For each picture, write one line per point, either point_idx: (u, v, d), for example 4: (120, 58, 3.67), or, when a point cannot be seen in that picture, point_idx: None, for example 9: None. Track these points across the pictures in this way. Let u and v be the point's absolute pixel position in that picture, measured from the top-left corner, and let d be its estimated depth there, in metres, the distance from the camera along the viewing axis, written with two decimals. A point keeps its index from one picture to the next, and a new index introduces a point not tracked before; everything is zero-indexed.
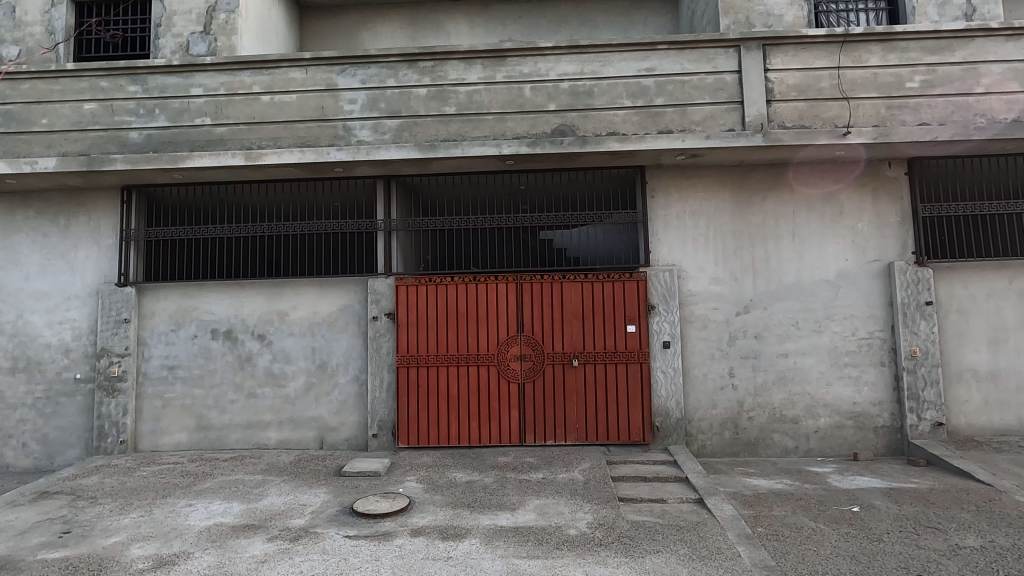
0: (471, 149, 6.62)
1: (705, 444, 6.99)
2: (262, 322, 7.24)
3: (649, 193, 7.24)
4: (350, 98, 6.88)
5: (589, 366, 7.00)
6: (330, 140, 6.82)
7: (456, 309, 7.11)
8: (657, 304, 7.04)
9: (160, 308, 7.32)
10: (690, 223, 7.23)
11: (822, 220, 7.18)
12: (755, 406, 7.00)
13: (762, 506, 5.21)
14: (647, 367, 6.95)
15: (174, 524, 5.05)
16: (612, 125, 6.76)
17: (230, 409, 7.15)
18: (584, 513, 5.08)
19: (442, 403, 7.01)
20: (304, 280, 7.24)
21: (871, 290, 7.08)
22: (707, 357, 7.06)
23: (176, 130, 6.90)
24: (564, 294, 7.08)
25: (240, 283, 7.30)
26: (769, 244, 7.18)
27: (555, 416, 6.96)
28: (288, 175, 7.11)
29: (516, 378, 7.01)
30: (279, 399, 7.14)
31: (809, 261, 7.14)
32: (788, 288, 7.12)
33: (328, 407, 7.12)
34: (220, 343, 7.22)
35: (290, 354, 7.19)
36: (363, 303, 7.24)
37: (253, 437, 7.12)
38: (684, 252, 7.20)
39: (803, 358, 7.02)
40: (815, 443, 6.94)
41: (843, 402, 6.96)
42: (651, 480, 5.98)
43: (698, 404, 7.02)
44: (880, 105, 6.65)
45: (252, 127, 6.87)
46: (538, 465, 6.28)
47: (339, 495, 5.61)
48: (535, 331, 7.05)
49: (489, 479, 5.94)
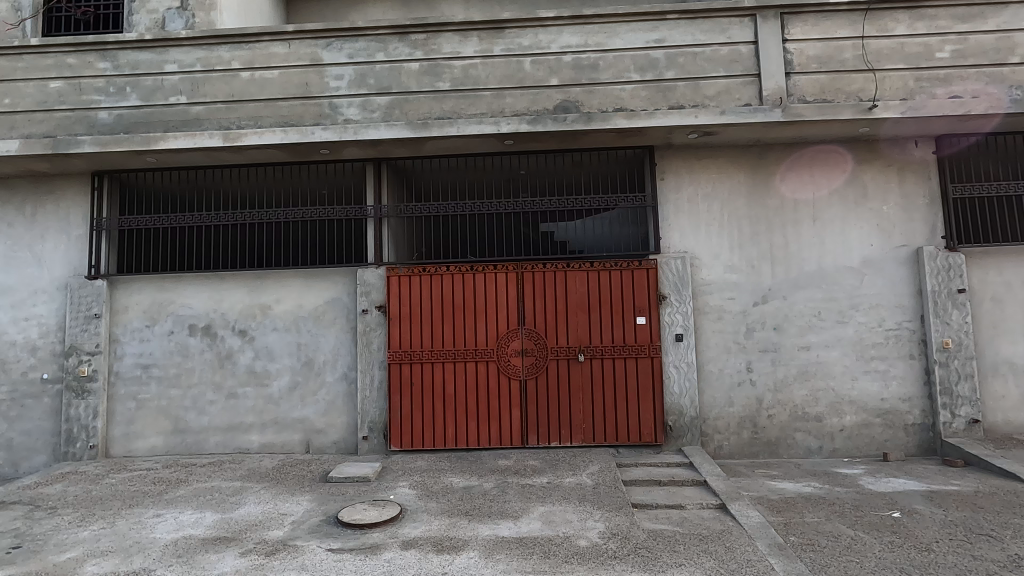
0: (468, 127, 6.11)
1: (722, 445, 6.47)
2: (243, 317, 6.73)
3: (659, 176, 6.75)
4: (336, 74, 6.39)
5: (596, 361, 6.48)
6: (315, 119, 6.32)
7: (453, 301, 6.60)
8: (669, 294, 6.54)
9: (133, 303, 6.80)
10: (703, 207, 6.73)
11: (844, 204, 6.69)
12: (775, 403, 6.50)
13: (792, 513, 4.69)
14: (659, 362, 6.44)
15: (137, 538, 4.53)
16: (619, 100, 6.27)
17: (209, 410, 6.63)
18: (595, 521, 4.56)
19: (437, 403, 6.49)
20: (288, 270, 6.73)
21: (898, 278, 6.58)
22: (724, 351, 6.55)
23: (149, 109, 6.39)
24: (568, 284, 6.57)
25: (219, 275, 6.79)
26: (788, 229, 6.69)
27: (560, 415, 6.45)
28: (270, 158, 6.60)
29: (518, 375, 6.49)
30: (261, 399, 6.63)
31: (830, 246, 6.65)
32: (810, 276, 6.62)
33: (315, 408, 6.61)
34: (198, 339, 6.71)
35: (273, 351, 6.68)
36: (352, 296, 6.73)
37: (234, 440, 6.60)
38: (697, 238, 6.70)
39: (827, 351, 6.52)
40: (841, 442, 6.43)
41: (870, 398, 6.46)
42: (666, 484, 5.46)
43: (714, 402, 6.51)
44: (908, 77, 6.17)
45: (231, 106, 6.37)
46: (542, 469, 5.75)
47: (324, 503, 5.09)
48: (538, 324, 6.54)
49: (490, 484, 5.42)
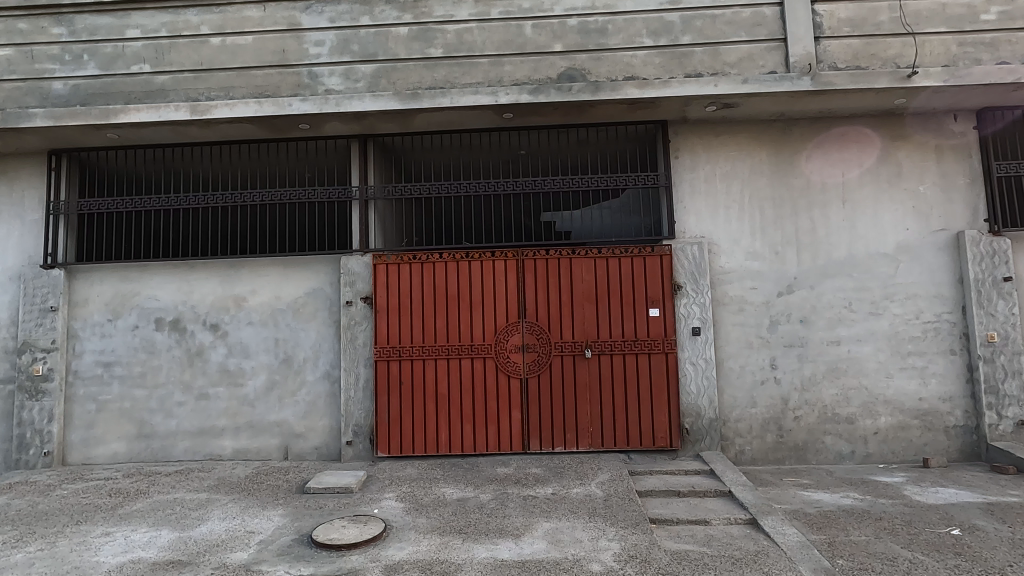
0: (463, 97, 5.49)
1: (744, 450, 5.86)
2: (215, 310, 6.11)
3: (673, 153, 6.14)
4: (317, 40, 5.77)
5: (605, 358, 5.86)
6: (292, 90, 5.70)
7: (446, 292, 5.98)
8: (685, 284, 5.92)
9: (93, 295, 6.16)
10: (722, 188, 6.12)
11: (877, 185, 6.08)
12: (803, 403, 5.88)
13: (835, 530, 4.07)
14: (674, 358, 5.82)
15: (77, 561, 3.89)
16: (630, 68, 5.67)
17: (178, 414, 6.00)
18: (608, 541, 3.94)
19: (430, 404, 5.87)
20: (264, 258, 6.11)
21: (938, 265, 5.97)
22: (745, 347, 5.94)
23: (109, 79, 5.76)
24: (574, 273, 5.95)
25: (189, 264, 6.16)
26: (815, 212, 6.08)
27: (565, 417, 5.83)
28: (244, 134, 5.98)
29: (518, 373, 5.87)
30: (234, 401, 6.00)
31: (862, 232, 6.04)
32: (839, 264, 6.01)
33: (294, 410, 5.99)
34: (165, 334, 6.08)
35: (248, 347, 6.05)
36: (335, 286, 6.10)
37: (205, 446, 5.97)
38: (715, 222, 6.08)
39: (859, 347, 5.91)
40: (875, 447, 5.82)
41: (907, 398, 5.85)
42: (685, 495, 4.85)
43: (735, 402, 5.89)
44: (950, 41, 5.57)
45: (199, 75, 5.74)
46: (545, 478, 5.13)
47: (298, 519, 4.46)
48: (540, 316, 5.92)
49: (487, 496, 4.79)
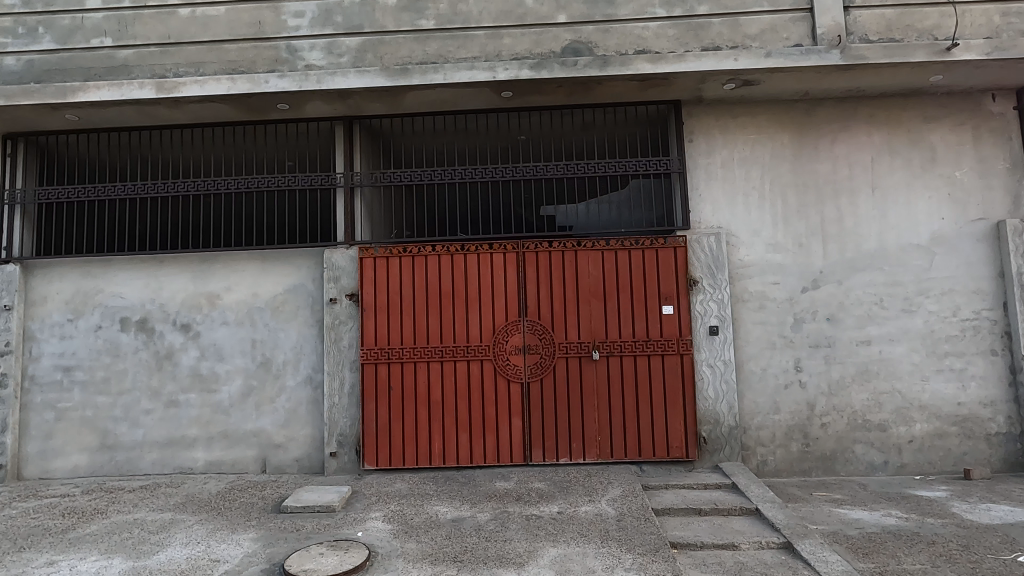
0: (457, 73, 4.98)
1: (766, 461, 5.35)
2: (186, 309, 5.57)
3: (687, 136, 5.63)
4: (296, 10, 5.24)
5: (614, 360, 5.34)
6: (269, 65, 5.18)
7: (439, 288, 5.44)
8: (700, 278, 5.42)
9: (52, 292, 5.62)
10: (740, 175, 5.61)
11: (909, 170, 5.58)
12: (830, 409, 5.37)
13: (885, 557, 3.55)
14: (690, 360, 5.31)
15: None
16: (641, 41, 5.17)
17: (145, 423, 5.47)
18: (626, 571, 3.42)
19: (422, 412, 5.34)
20: (240, 251, 5.57)
21: (977, 257, 5.46)
22: (767, 348, 5.42)
23: (66, 54, 5.22)
24: (579, 268, 5.42)
25: (157, 258, 5.61)
26: (842, 200, 5.57)
27: (571, 426, 5.31)
28: (218, 115, 5.45)
29: (518, 376, 5.34)
30: (207, 408, 5.47)
31: (894, 221, 5.53)
32: (869, 256, 5.50)
33: (273, 418, 5.45)
34: (131, 335, 5.55)
35: (222, 350, 5.52)
36: (318, 283, 5.57)
37: (174, 459, 5.44)
38: (734, 212, 5.57)
39: (891, 347, 5.41)
40: (910, 457, 5.31)
41: (944, 403, 5.34)
42: (707, 514, 4.34)
43: (756, 408, 5.38)
44: (992, 11, 5.07)
45: (166, 50, 5.21)
46: (550, 494, 4.61)
47: (270, 545, 3.92)
48: (542, 314, 5.40)
49: (486, 516, 4.27)
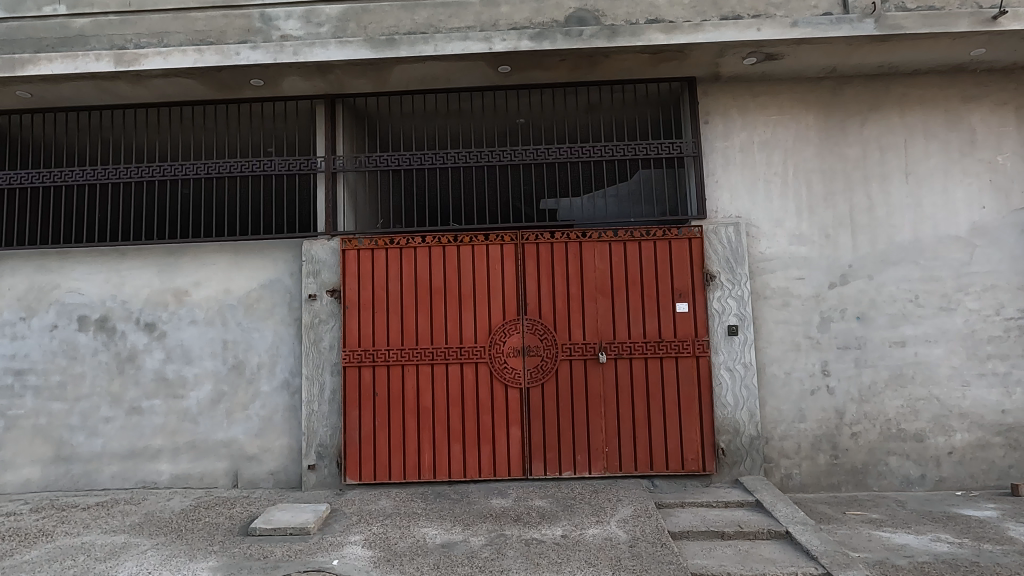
0: (449, 44, 4.48)
1: (791, 474, 4.84)
2: (151, 306, 5.05)
3: (703, 117, 5.13)
4: None
5: (623, 363, 4.83)
6: (240, 36, 4.67)
7: (429, 283, 4.93)
8: (718, 273, 4.91)
9: (3, 288, 5.10)
10: (761, 159, 5.11)
11: (946, 154, 5.08)
12: (861, 418, 4.87)
13: None
14: (707, 364, 4.80)
15: None
16: (653, 10, 4.67)
17: (104, 432, 4.95)
18: None
19: (410, 420, 4.82)
20: (210, 243, 5.06)
21: (1021, 250, 4.96)
22: (791, 349, 4.92)
23: (16, 23, 4.71)
24: (584, 261, 4.91)
25: (120, 251, 5.10)
26: (873, 186, 5.07)
27: (575, 435, 4.79)
28: (186, 92, 4.94)
29: (517, 381, 4.83)
30: (173, 416, 4.95)
31: (930, 210, 5.03)
32: (903, 248, 5.00)
33: (246, 427, 4.94)
34: (90, 336, 5.03)
35: (190, 351, 5.00)
36: (296, 278, 5.06)
37: (137, 472, 4.93)
38: (753, 200, 5.06)
39: (928, 349, 4.90)
40: (950, 470, 4.81)
41: (987, 411, 4.84)
42: (731, 538, 3.83)
43: (779, 417, 4.87)
44: None
45: (126, 19, 4.70)
46: (553, 515, 4.09)
47: None
48: (544, 312, 4.89)
49: (480, 541, 3.75)
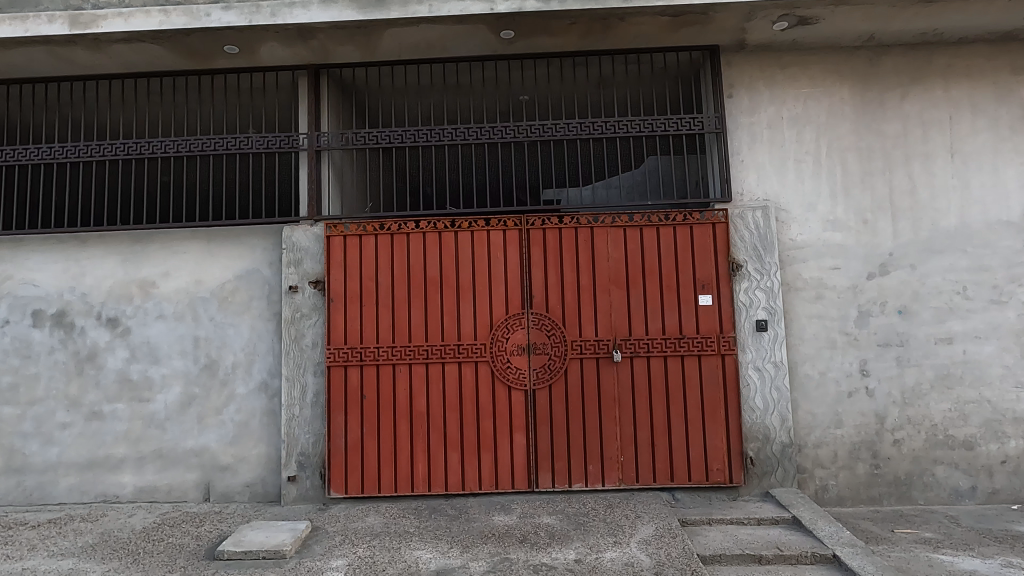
0: (446, 5, 3.98)
1: (826, 486, 4.35)
2: (114, 300, 4.54)
3: (727, 89, 4.65)
4: None
5: (639, 362, 4.33)
6: None
7: (424, 273, 4.43)
8: (745, 262, 4.42)
9: None
10: (791, 137, 4.62)
11: (995, 132, 4.59)
12: (904, 423, 4.37)
13: None
14: (734, 363, 4.30)
15: None
16: None
17: (60, 439, 4.44)
18: None
19: (402, 426, 4.32)
20: (180, 229, 4.56)
21: None
22: (826, 347, 4.42)
23: None
24: (596, 249, 4.41)
25: (79, 238, 4.59)
26: (915, 167, 4.58)
27: (587, 443, 4.29)
28: (153, 60, 4.44)
29: (522, 382, 4.32)
30: (138, 422, 4.44)
31: (978, 193, 4.54)
32: (948, 235, 4.51)
33: (219, 433, 4.43)
34: (45, 332, 4.52)
35: (157, 350, 4.49)
36: (276, 268, 4.55)
37: (97, 484, 4.41)
38: (783, 181, 4.57)
39: (978, 346, 4.41)
40: (1003, 481, 4.32)
41: None
42: (770, 563, 3.32)
43: (813, 422, 4.38)
44: None
45: None
46: (564, 535, 3.59)
47: None
48: (552, 306, 4.39)
49: (481, 567, 3.24)
